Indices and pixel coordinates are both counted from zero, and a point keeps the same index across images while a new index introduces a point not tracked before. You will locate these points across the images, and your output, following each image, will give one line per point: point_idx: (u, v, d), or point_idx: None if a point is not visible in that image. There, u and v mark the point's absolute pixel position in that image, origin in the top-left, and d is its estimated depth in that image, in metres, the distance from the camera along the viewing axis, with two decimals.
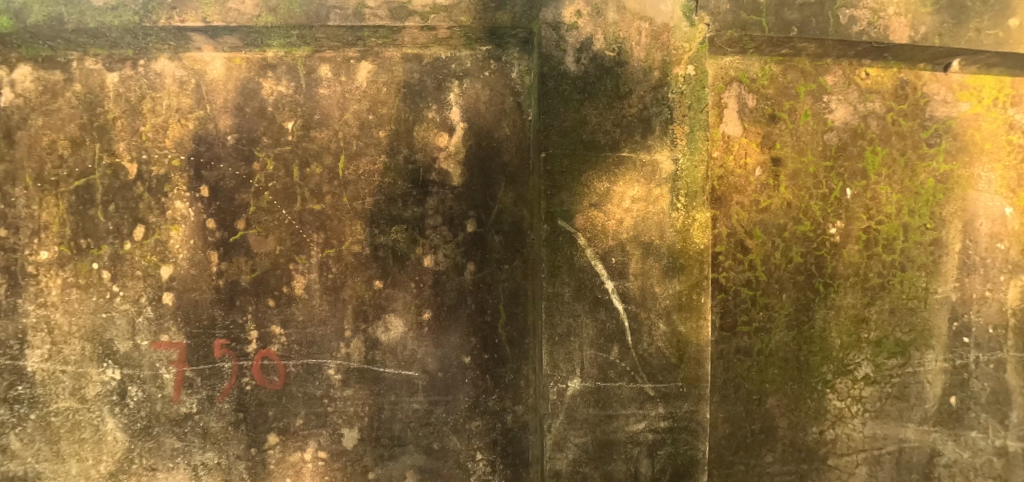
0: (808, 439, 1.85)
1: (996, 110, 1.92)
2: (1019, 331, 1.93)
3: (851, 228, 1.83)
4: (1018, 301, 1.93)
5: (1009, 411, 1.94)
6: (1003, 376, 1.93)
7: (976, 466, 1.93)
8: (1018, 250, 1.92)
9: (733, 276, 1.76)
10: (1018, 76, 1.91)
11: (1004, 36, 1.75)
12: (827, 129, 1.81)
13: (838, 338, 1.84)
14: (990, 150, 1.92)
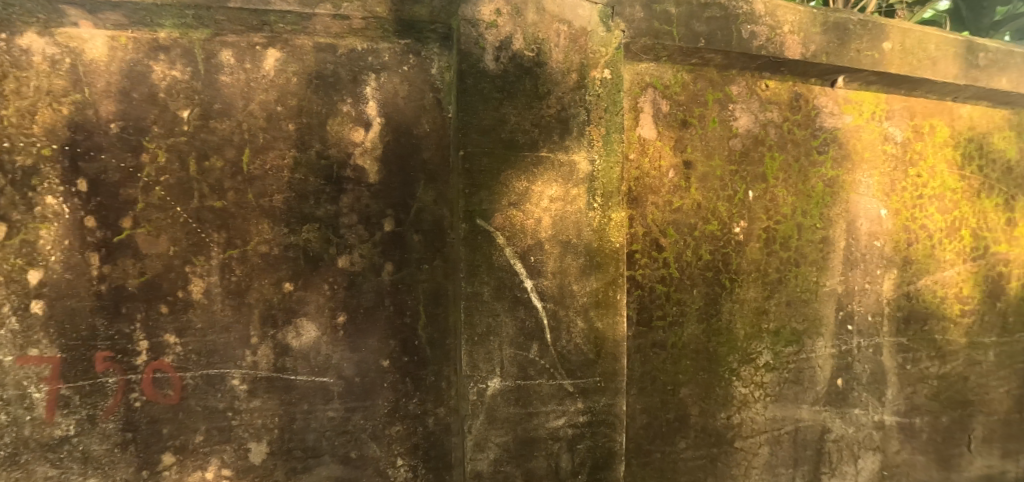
0: (717, 424, 1.98)
1: (874, 122, 2.18)
2: (892, 318, 2.22)
3: (754, 228, 1.98)
4: (891, 292, 2.20)
5: (883, 388, 2.23)
6: (880, 358, 2.21)
7: (859, 439, 2.21)
8: (890, 246, 2.20)
9: (649, 273, 1.82)
10: (891, 94, 2.20)
11: (879, 57, 2.01)
12: (733, 135, 1.94)
13: (742, 328, 1.98)
14: (869, 158, 2.17)
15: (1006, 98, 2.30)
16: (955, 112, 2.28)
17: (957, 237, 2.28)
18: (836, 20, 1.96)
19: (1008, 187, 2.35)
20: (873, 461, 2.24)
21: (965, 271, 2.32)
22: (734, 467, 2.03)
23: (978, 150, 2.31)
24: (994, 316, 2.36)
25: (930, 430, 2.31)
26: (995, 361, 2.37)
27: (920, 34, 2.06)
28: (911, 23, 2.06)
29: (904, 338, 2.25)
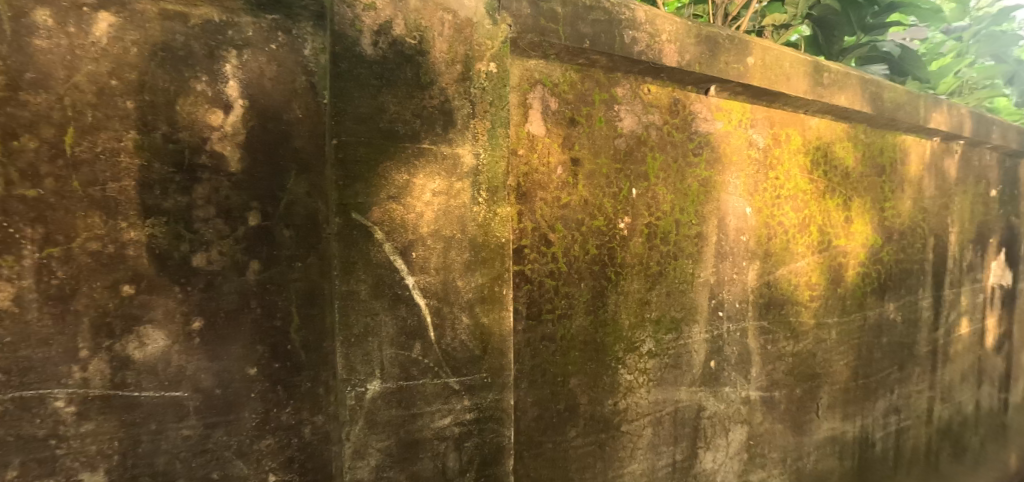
0: (605, 410, 2.08)
1: (740, 129, 2.48)
2: (755, 304, 2.61)
3: (637, 224, 2.09)
4: (754, 280, 2.59)
5: (750, 367, 2.63)
6: (745, 340, 2.58)
7: (730, 414, 2.57)
8: (754, 240, 2.59)
9: (538, 268, 1.81)
10: (753, 105, 2.52)
11: (744, 70, 2.28)
12: (618, 135, 2.03)
13: (627, 318, 2.09)
14: (736, 162, 2.47)
15: (843, 113, 2.93)
16: (807, 123, 2.83)
17: (807, 234, 2.86)
18: (708, 33, 2.15)
19: (845, 190, 3.08)
20: (740, 432, 2.64)
21: (812, 262, 2.93)
22: (620, 450, 2.16)
23: (823, 158, 2.93)
24: (833, 299, 3.07)
25: (787, 402, 2.87)
26: (835, 338, 3.08)
27: (776, 53, 2.40)
28: (771, 42, 2.38)
29: (767, 322, 2.70)
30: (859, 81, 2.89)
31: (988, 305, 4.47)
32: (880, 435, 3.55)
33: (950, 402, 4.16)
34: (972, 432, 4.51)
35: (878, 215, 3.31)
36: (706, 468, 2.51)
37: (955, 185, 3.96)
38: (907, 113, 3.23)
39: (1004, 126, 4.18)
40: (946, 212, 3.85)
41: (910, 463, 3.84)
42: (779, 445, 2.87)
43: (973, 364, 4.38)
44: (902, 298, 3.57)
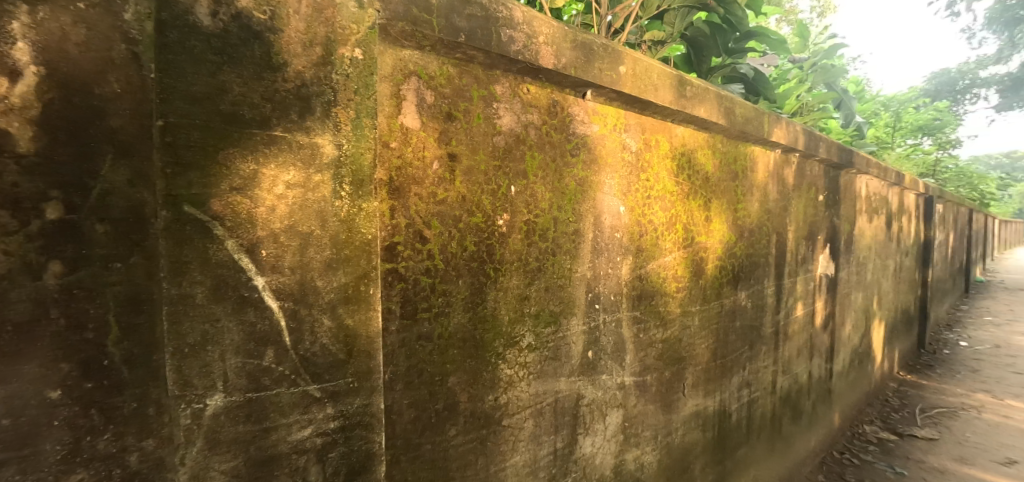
0: (486, 406, 2.08)
1: (614, 133, 2.66)
2: (628, 296, 2.83)
3: (516, 221, 2.12)
4: (627, 274, 2.81)
5: (624, 354, 2.84)
6: (620, 329, 2.79)
7: (606, 399, 2.75)
8: (627, 237, 2.80)
9: (412, 265, 1.74)
10: (625, 112, 2.72)
11: (616, 77, 2.47)
12: (496, 132, 2.04)
13: (506, 314, 2.12)
14: (611, 164, 2.65)
15: (702, 123, 3.26)
16: (674, 131, 3.10)
17: (673, 231, 3.15)
18: (583, 40, 2.28)
19: (705, 192, 3.43)
20: (616, 416, 2.83)
21: (677, 256, 3.22)
22: (502, 444, 2.18)
23: (687, 163, 3.24)
24: (696, 290, 3.41)
25: (658, 384, 3.14)
26: (698, 323, 3.44)
27: (645, 64, 2.62)
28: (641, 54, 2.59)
29: (639, 312, 2.93)
30: (716, 96, 3.27)
31: (817, 291, 5.29)
32: (735, 407, 4.03)
33: (788, 374, 4.86)
34: (806, 398, 5.30)
35: (731, 214, 3.73)
36: (586, 452, 2.65)
37: (793, 189, 4.61)
38: (753, 127, 3.71)
39: (828, 142, 4.98)
40: (785, 212, 4.48)
41: (758, 429, 4.42)
42: (650, 424, 3.13)
43: (806, 341, 5.15)
44: (751, 287, 4.07)
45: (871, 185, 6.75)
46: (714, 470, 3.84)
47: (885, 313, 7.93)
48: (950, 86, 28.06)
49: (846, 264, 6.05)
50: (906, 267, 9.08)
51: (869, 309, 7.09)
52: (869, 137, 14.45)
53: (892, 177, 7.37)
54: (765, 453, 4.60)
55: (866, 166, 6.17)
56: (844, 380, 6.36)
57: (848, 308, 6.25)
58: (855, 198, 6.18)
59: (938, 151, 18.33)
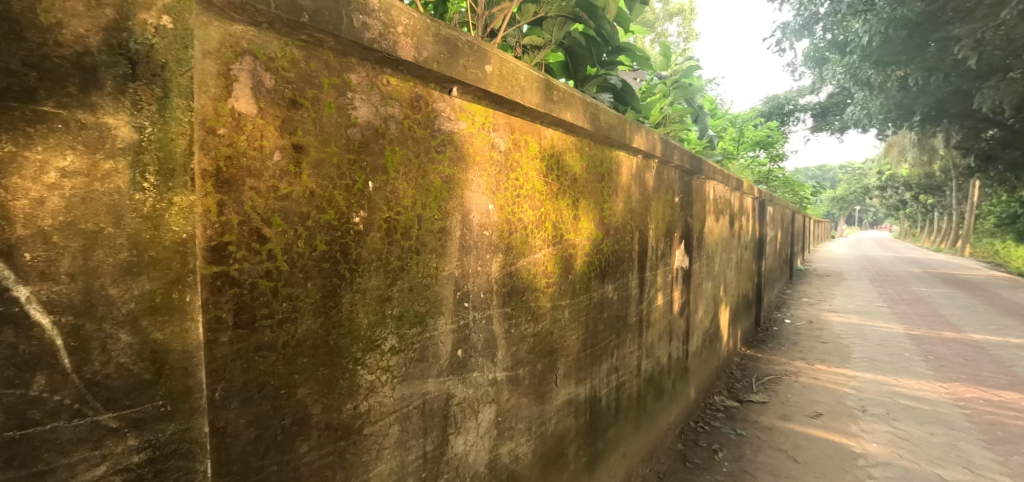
0: (343, 416, 1.95)
1: (481, 131, 2.68)
2: (497, 292, 2.87)
3: (374, 218, 2.02)
4: (496, 271, 2.85)
5: (495, 351, 2.89)
6: (490, 326, 2.83)
7: (477, 396, 2.76)
8: (496, 234, 2.84)
9: (248, 268, 1.56)
10: (492, 111, 2.76)
11: (482, 76, 2.49)
12: (351, 124, 1.91)
13: (365, 317, 2.01)
14: (479, 162, 2.67)
15: (570, 127, 3.43)
16: (542, 133, 3.22)
17: (543, 228, 3.27)
18: (446, 35, 2.26)
19: (574, 193, 3.61)
20: (489, 411, 2.87)
21: (547, 253, 3.35)
22: (364, 454, 2.07)
23: (556, 164, 3.39)
24: (566, 284, 3.58)
25: (530, 376, 3.25)
26: (569, 316, 3.62)
27: (511, 66, 2.69)
28: (508, 55, 2.66)
29: (510, 308, 2.99)
30: (581, 102, 3.47)
31: (674, 282, 5.88)
32: (605, 392, 4.33)
33: (651, 357, 5.34)
34: (666, 378, 5.88)
35: (598, 213, 3.98)
36: (458, 451, 2.64)
37: (653, 191, 5.08)
38: (617, 133, 4.01)
39: (681, 150, 5.57)
40: (646, 212, 4.91)
41: (625, 410, 4.80)
42: (524, 416, 3.22)
43: (665, 327, 5.71)
44: (617, 280, 4.39)
45: (717, 189, 7.70)
46: (587, 452, 4.09)
47: (729, 300, 9.12)
48: (776, 108, 33.43)
49: (697, 258, 6.83)
50: (745, 260, 10.54)
51: (717, 296, 8.08)
52: (719, 148, 16.57)
53: (735, 183, 8.49)
54: (632, 430, 5.03)
55: (712, 172, 7.02)
56: (698, 360, 7.18)
57: (700, 296, 7.07)
58: (704, 200, 6.99)
59: (769, 162, 21.62)
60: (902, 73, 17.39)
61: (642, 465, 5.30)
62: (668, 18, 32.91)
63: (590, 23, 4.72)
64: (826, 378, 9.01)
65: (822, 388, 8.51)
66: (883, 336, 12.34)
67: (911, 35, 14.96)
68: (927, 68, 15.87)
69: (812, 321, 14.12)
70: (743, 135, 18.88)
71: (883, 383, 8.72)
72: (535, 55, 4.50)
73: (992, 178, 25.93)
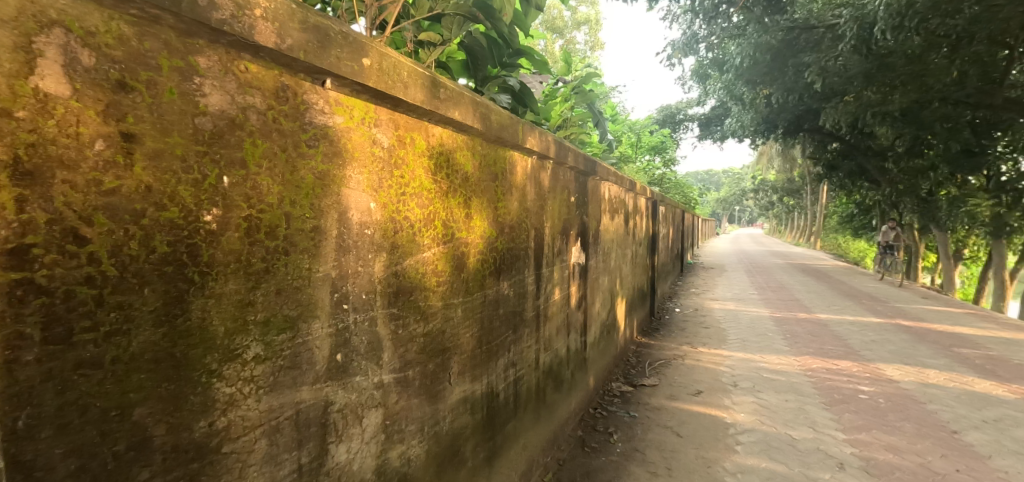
0: (196, 435, 1.78)
1: (361, 126, 2.58)
2: (381, 293, 2.79)
3: (231, 216, 1.85)
4: (379, 271, 2.77)
5: (380, 353, 2.81)
6: (374, 328, 2.75)
7: (361, 401, 2.67)
8: (379, 233, 2.77)
9: (62, 274, 1.38)
10: (374, 106, 2.67)
11: (358, 69, 2.40)
12: (200, 112, 1.74)
13: (221, 325, 1.84)
14: (359, 158, 2.57)
15: (459, 126, 3.44)
16: (429, 131, 3.18)
17: (431, 226, 3.24)
18: (316, 23, 2.14)
19: (465, 191, 3.63)
20: (376, 415, 2.79)
21: (437, 252, 3.33)
22: (225, 474, 1.91)
23: (445, 163, 3.37)
24: (457, 282, 3.58)
25: (421, 377, 3.22)
26: (461, 314, 3.64)
27: (392, 60, 2.63)
28: (388, 49, 2.60)
29: (395, 308, 2.93)
30: (471, 101, 3.49)
31: (570, 277, 6.18)
32: (502, 387, 4.41)
33: (549, 350, 5.54)
34: (564, 369, 6.14)
35: (491, 211, 4.04)
36: (340, 460, 2.53)
37: (548, 191, 5.30)
38: (509, 133, 4.11)
39: (574, 152, 5.84)
40: (541, 211, 5.09)
41: (524, 401, 4.95)
42: (415, 417, 3.18)
43: (563, 320, 5.96)
44: (513, 277, 4.49)
45: (611, 190, 8.21)
46: (484, 448, 4.13)
47: (625, 293, 9.77)
48: (668, 116, 36.62)
49: (593, 254, 7.22)
50: (640, 255, 11.36)
51: (613, 289, 8.61)
52: (616, 151, 17.66)
53: (627, 183, 9.11)
54: (531, 421, 5.18)
55: (605, 174, 7.48)
56: (595, 350, 7.58)
57: (597, 290, 7.49)
58: (599, 201, 7.41)
59: (657, 165, 23.65)
60: (767, 91, 19.86)
61: (542, 454, 5.49)
62: (574, 25, 34.24)
63: (487, 24, 4.79)
64: (705, 360, 10.04)
65: (704, 368, 9.48)
66: (752, 320, 14.04)
67: (773, 58, 17.16)
68: (786, 88, 18.34)
69: (692, 309, 15.64)
70: (641, 141, 22.01)
71: (752, 361, 9.94)
72: (433, 52, 4.48)
73: (832, 184, 30.60)
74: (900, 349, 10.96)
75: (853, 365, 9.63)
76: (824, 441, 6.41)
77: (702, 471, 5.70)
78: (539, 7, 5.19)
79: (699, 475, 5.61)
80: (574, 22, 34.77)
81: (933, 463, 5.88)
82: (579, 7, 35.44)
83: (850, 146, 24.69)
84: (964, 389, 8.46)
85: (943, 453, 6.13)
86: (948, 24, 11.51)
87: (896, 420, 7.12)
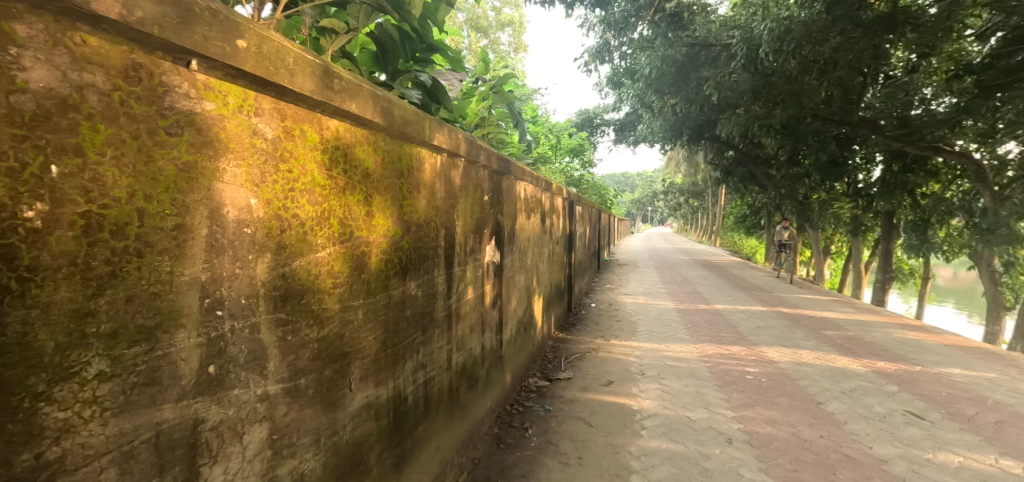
0: (17, 470, 1.61)
1: (239, 114, 2.36)
2: (265, 297, 2.56)
3: (62, 212, 1.67)
4: (262, 273, 2.54)
5: (265, 363, 2.59)
6: (257, 336, 2.52)
7: (242, 416, 2.44)
8: (262, 232, 2.53)
9: None
10: (256, 94, 2.46)
11: (231, 51, 2.18)
12: (17, 89, 1.58)
13: (50, 340, 1.66)
14: (235, 150, 2.35)
15: (357, 119, 3.26)
16: (323, 123, 2.98)
17: (326, 224, 3.01)
18: None
19: (365, 188, 3.45)
20: (260, 431, 2.56)
21: (333, 252, 3.13)
22: None
23: (342, 157, 3.19)
24: (358, 283, 3.40)
25: (316, 386, 3.02)
26: (362, 316, 3.46)
27: (275, 44, 2.42)
28: (268, 31, 2.39)
29: (283, 313, 2.71)
30: (370, 94, 3.32)
31: (485, 276, 6.17)
32: (411, 390, 4.28)
33: (463, 350, 5.49)
34: (479, 368, 6.11)
35: (396, 209, 3.90)
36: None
37: (460, 190, 5.24)
38: (414, 129, 3.98)
39: (487, 151, 5.84)
40: (452, 210, 5.03)
41: (436, 402, 4.85)
42: (310, 429, 2.97)
43: (477, 318, 5.94)
44: (421, 277, 4.37)
45: (527, 189, 8.34)
46: (391, 454, 3.98)
47: (543, 290, 9.99)
48: (585, 120, 38.14)
49: (508, 253, 7.28)
50: (557, 253, 11.70)
51: (530, 287, 8.75)
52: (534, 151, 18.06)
53: (543, 183, 9.28)
54: (445, 423, 5.10)
55: (520, 174, 7.57)
56: (512, 348, 7.65)
57: (513, 288, 7.56)
58: (514, 200, 7.47)
59: (574, 166, 24.58)
60: (673, 101, 21.40)
61: (456, 455, 5.43)
62: (498, 26, 34.50)
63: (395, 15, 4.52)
64: (617, 351, 10.57)
65: (615, 359, 9.96)
66: (659, 312, 15.04)
67: (678, 71, 18.50)
68: (688, 100, 19.90)
69: (606, 304, 16.41)
70: (561, 143, 22.58)
71: (658, 351, 10.63)
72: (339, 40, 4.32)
73: (730, 188, 33.61)
74: (780, 334, 12.31)
75: (742, 350, 10.66)
76: (716, 419, 7.03)
77: (610, 457, 5.96)
78: (450, 3, 4.97)
79: (608, 462, 5.86)
80: (499, 23, 35.10)
81: (803, 432, 6.67)
82: (503, 10, 35.78)
83: (743, 155, 27.35)
84: (829, 366, 9.70)
85: (811, 422, 6.97)
86: (816, 51, 13.27)
87: (775, 396, 7.99)
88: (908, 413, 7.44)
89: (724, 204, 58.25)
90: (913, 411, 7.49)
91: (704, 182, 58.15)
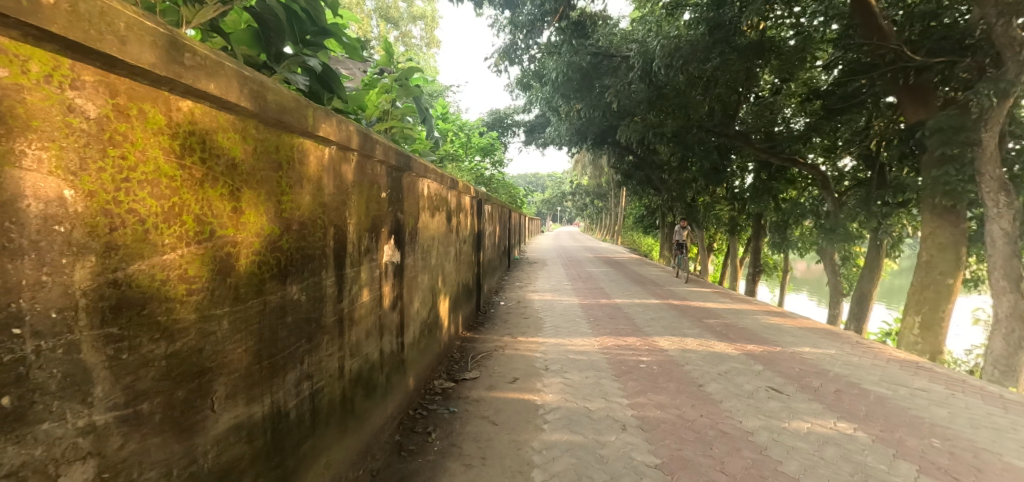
0: None
1: (48, 87, 1.98)
2: (89, 309, 2.15)
3: None
4: (84, 281, 2.12)
5: (90, 389, 2.17)
6: (75, 357, 2.11)
7: (56, 456, 2.05)
8: (83, 230, 2.11)
9: None
10: (75, 62, 2.06)
11: (29, 5, 1.84)
12: None
13: None
14: (40, 128, 1.96)
15: (219, 102, 2.82)
16: (171, 103, 2.54)
17: (175, 221, 2.56)
18: None
19: (230, 181, 3.02)
20: (83, 471, 2.15)
21: (188, 253, 2.69)
22: None
23: (199, 145, 2.75)
24: (223, 289, 2.98)
25: (165, 411, 2.57)
26: (228, 328, 3.04)
27: (98, 5, 2.04)
28: None
29: (114, 328, 2.27)
30: (235, 73, 2.89)
31: (383, 277, 5.84)
32: (293, 404, 3.87)
33: (357, 356, 5.12)
34: (377, 375, 5.77)
35: (272, 206, 3.49)
36: None
37: (352, 186, 4.86)
38: (294, 117, 3.58)
39: (385, 145, 5.52)
40: (342, 207, 4.65)
41: (326, 415, 4.45)
42: (157, 462, 2.54)
43: (374, 322, 5.60)
44: (305, 280, 3.98)
45: (430, 187, 8.06)
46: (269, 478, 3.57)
47: (449, 289, 9.77)
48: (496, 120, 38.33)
49: (410, 252, 6.97)
50: (465, 252, 11.53)
51: (435, 287, 8.51)
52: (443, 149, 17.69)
53: (448, 181, 9.07)
54: (336, 437, 4.71)
55: (423, 171, 7.31)
56: (415, 351, 7.35)
57: (415, 289, 7.26)
58: (416, 198, 7.20)
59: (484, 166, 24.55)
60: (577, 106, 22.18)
61: (351, 469, 5.05)
62: (409, 19, 33.32)
63: None
64: (522, 348, 10.65)
65: (521, 356, 10.03)
66: (564, 308, 15.46)
67: (582, 78, 19.25)
68: (590, 104, 20.74)
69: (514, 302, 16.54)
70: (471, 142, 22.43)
71: (562, 345, 10.88)
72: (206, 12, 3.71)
73: (629, 190, 35.62)
74: (670, 324, 13.23)
75: (637, 341, 11.29)
76: (612, 408, 7.31)
77: (512, 454, 5.94)
78: None
79: (510, 459, 5.83)
80: (410, 16, 33.97)
81: (686, 412, 7.17)
82: (415, 3, 34.73)
83: (641, 159, 29.12)
84: (709, 351, 10.60)
85: (693, 403, 7.52)
86: (700, 70, 14.50)
87: (663, 382, 8.53)
88: (770, 388, 8.33)
89: (624, 205, 61.73)
90: (773, 386, 8.42)
91: (605, 183, 61.31)
